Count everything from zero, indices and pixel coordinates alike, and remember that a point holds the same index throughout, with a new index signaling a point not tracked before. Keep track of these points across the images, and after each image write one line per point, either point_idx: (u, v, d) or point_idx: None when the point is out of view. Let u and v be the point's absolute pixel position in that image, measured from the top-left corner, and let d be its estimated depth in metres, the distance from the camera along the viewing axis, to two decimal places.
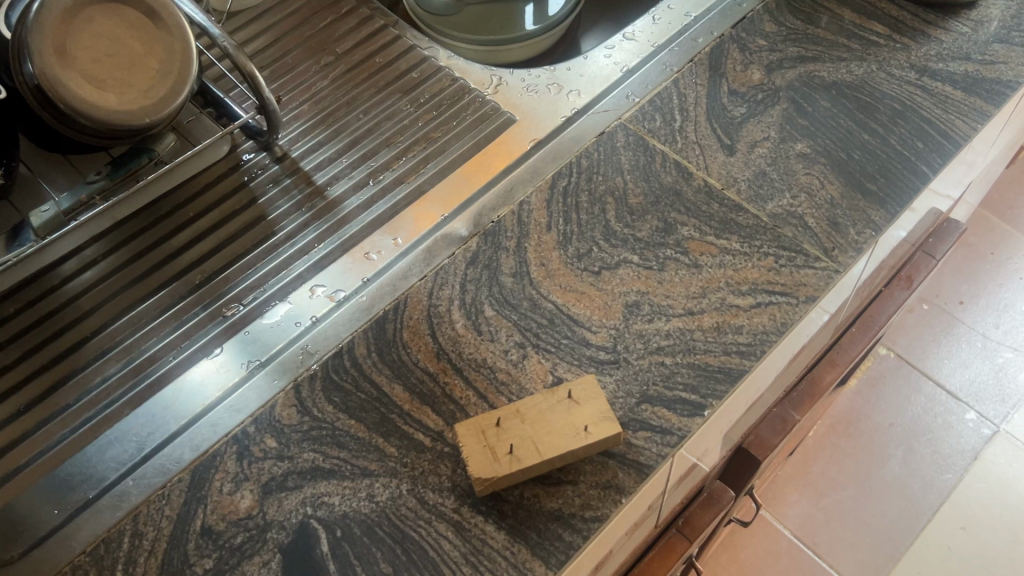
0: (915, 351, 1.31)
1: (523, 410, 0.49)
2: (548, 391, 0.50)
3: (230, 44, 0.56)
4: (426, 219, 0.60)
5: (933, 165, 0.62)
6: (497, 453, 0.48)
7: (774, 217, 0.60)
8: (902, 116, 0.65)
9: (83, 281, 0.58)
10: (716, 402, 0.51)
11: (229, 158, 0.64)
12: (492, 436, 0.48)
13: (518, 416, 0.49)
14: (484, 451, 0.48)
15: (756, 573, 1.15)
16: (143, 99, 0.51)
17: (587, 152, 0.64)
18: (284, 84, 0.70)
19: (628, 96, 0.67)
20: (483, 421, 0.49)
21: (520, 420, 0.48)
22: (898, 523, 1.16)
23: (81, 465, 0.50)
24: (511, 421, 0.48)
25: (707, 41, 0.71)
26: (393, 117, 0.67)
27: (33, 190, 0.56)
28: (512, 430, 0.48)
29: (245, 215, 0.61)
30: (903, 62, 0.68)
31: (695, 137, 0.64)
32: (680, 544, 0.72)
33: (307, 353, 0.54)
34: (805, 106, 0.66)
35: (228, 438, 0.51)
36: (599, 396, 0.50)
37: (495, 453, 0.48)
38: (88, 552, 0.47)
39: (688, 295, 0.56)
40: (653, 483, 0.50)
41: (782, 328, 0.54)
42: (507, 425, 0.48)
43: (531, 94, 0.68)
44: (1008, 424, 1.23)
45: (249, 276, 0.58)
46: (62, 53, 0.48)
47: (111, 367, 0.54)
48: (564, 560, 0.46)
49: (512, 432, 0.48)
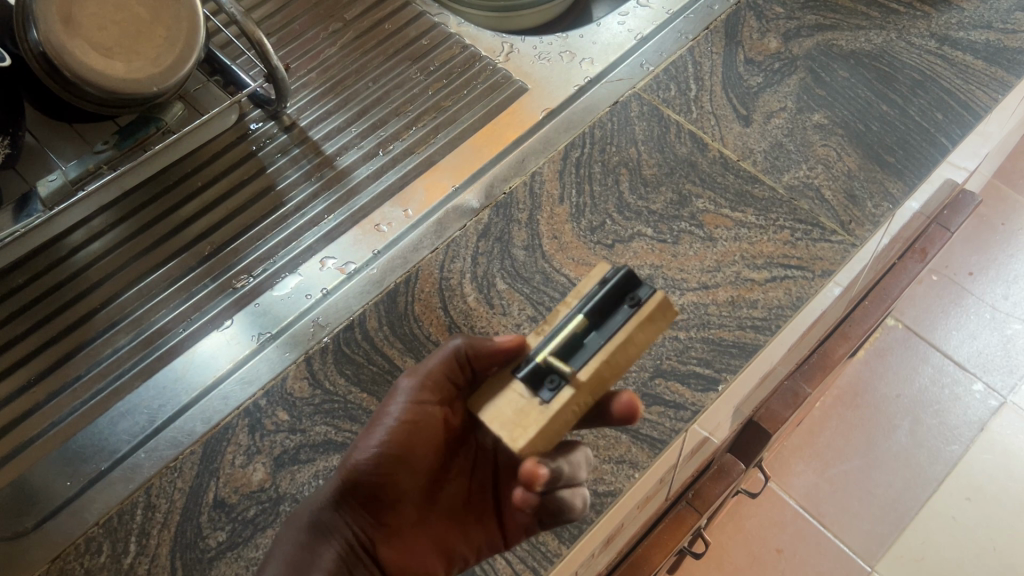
0: (923, 321, 1.31)
1: (615, 338, 0.37)
2: (633, 319, 0.37)
3: (238, 11, 0.55)
4: (437, 190, 0.60)
5: (952, 137, 0.61)
6: (536, 380, 0.38)
7: (789, 189, 0.59)
8: (922, 86, 0.63)
9: (91, 251, 0.56)
10: (730, 376, 0.51)
11: (236, 127, 0.62)
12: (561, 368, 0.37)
13: (603, 340, 0.37)
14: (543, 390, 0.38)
15: (761, 544, 1.16)
16: (151, 67, 0.50)
17: (600, 122, 0.63)
18: (292, 52, 0.67)
19: (642, 64, 0.66)
20: (589, 389, 0.37)
21: (597, 344, 0.37)
22: (902, 493, 1.16)
23: (93, 437, 0.50)
24: (592, 354, 0.37)
25: (723, 9, 0.69)
26: (404, 85, 0.65)
27: (40, 159, 0.55)
28: (571, 353, 0.38)
29: (253, 185, 0.60)
30: (923, 31, 0.67)
31: (710, 108, 0.63)
32: (690, 516, 0.74)
33: (318, 326, 0.54)
34: (822, 76, 0.65)
35: (239, 411, 0.51)
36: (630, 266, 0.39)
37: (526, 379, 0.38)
38: (101, 524, 0.47)
39: (702, 269, 0.55)
40: (666, 459, 0.50)
41: (797, 303, 0.54)
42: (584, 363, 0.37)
43: (544, 62, 0.66)
44: (1016, 395, 1.23)
45: (258, 248, 0.57)
46: (68, 19, 0.47)
47: (121, 340, 0.53)
48: (576, 534, 0.47)
49: (576, 357, 0.38)
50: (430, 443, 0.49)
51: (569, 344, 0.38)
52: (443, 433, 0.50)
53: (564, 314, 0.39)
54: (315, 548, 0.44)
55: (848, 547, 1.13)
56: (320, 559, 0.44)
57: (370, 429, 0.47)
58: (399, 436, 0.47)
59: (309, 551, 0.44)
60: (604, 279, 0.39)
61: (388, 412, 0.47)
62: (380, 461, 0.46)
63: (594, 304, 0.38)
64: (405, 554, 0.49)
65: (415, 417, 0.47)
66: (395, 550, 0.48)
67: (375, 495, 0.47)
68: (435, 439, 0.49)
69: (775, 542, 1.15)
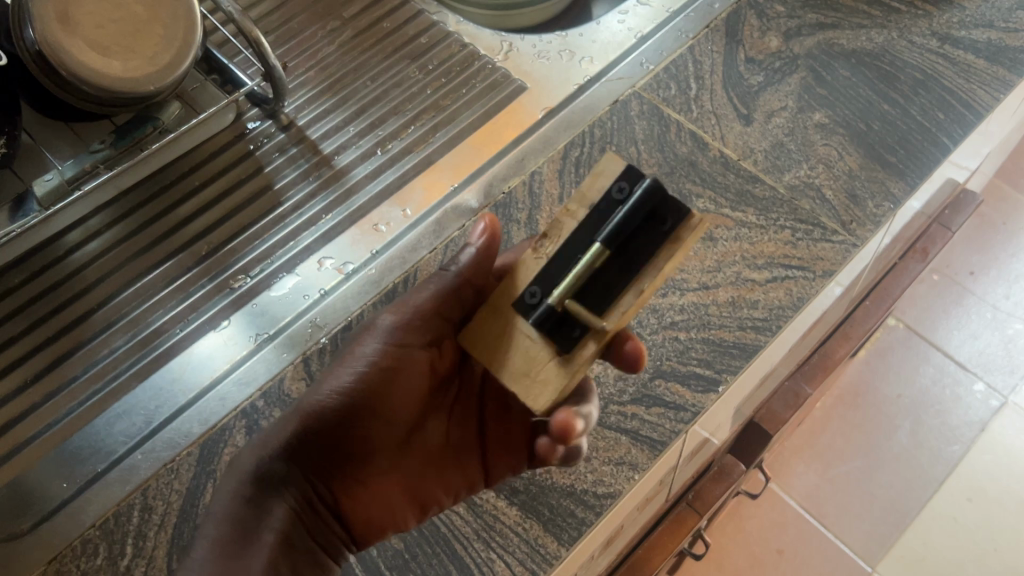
0: (925, 320, 1.30)
1: (647, 272, 0.37)
2: (666, 248, 0.37)
3: (236, 10, 0.55)
4: (436, 189, 0.60)
5: (954, 137, 0.61)
6: (558, 322, 0.38)
7: (790, 189, 0.59)
8: (923, 85, 0.63)
9: (86, 252, 0.56)
10: (730, 377, 0.51)
11: (233, 126, 0.61)
12: (593, 315, 0.37)
13: (632, 275, 0.37)
14: (568, 332, 0.38)
15: (762, 545, 1.15)
16: (148, 66, 0.50)
17: (600, 122, 0.62)
18: (289, 50, 0.67)
19: (642, 63, 0.65)
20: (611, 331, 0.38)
21: (625, 279, 0.37)
22: (903, 494, 1.16)
23: (89, 438, 0.50)
24: (621, 293, 0.37)
25: (724, 7, 0.69)
26: (402, 84, 0.65)
27: (36, 158, 0.55)
28: (595, 291, 0.38)
29: (250, 185, 0.59)
30: (925, 30, 0.66)
31: (711, 107, 0.63)
32: (690, 517, 0.74)
33: (316, 326, 0.54)
34: (824, 75, 0.64)
35: (237, 412, 0.51)
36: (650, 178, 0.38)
37: (548, 322, 0.38)
38: (98, 525, 0.47)
39: (703, 268, 0.55)
40: (666, 460, 0.50)
41: (798, 303, 0.54)
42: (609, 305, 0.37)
43: (543, 60, 0.66)
44: (1017, 395, 1.22)
45: (256, 247, 0.57)
46: (64, 18, 0.47)
47: (118, 340, 0.53)
48: (576, 536, 0.47)
49: (599, 295, 0.38)
50: (409, 387, 0.49)
51: (593, 280, 0.38)
52: (425, 377, 0.50)
53: (578, 237, 0.39)
54: (264, 505, 0.44)
55: (850, 547, 1.13)
56: (272, 515, 0.44)
57: (337, 371, 0.47)
58: (374, 379, 0.47)
59: (259, 509, 0.44)
60: (619, 198, 0.38)
61: (362, 353, 0.47)
62: (348, 404, 0.46)
63: (619, 232, 0.37)
64: (365, 500, 0.48)
65: (392, 358, 0.48)
66: (352, 496, 0.48)
67: (340, 440, 0.47)
68: (417, 384, 0.50)
69: (775, 543, 1.15)
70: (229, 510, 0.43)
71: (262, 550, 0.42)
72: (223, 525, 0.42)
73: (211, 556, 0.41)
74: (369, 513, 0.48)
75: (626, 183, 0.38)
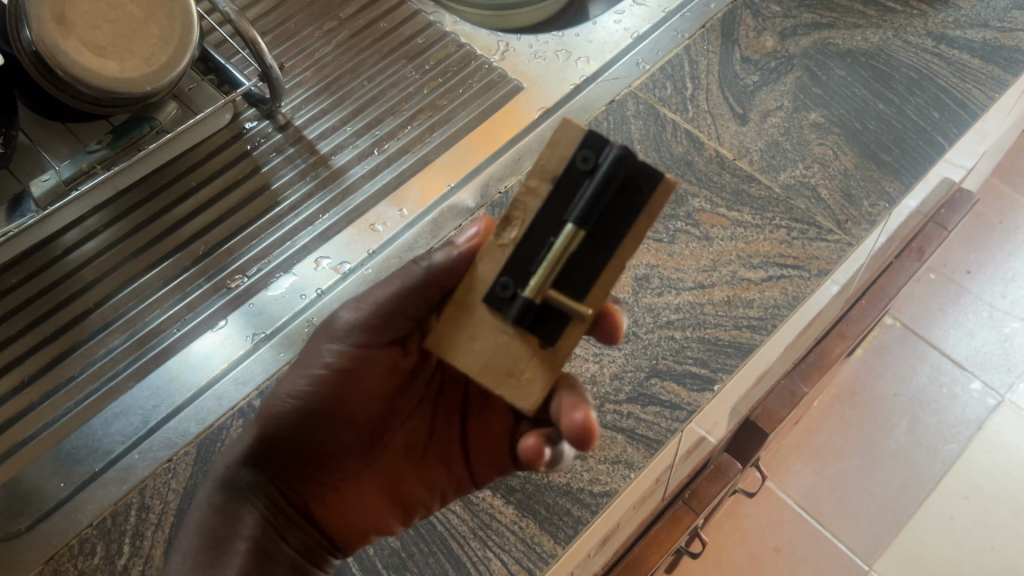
0: (922, 319, 1.30)
1: (621, 250, 0.38)
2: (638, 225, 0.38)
3: (233, 10, 0.55)
4: (432, 189, 0.60)
5: (949, 136, 0.61)
6: (533, 314, 0.38)
7: (786, 188, 0.59)
8: (918, 85, 0.63)
9: (84, 251, 0.56)
10: (726, 376, 0.51)
11: (231, 126, 0.61)
12: (574, 302, 0.38)
13: (608, 253, 0.38)
14: (548, 321, 0.38)
15: (759, 544, 1.16)
16: (144, 67, 0.50)
17: (596, 121, 0.62)
18: (287, 50, 0.67)
19: (638, 63, 0.66)
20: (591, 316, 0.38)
21: (603, 257, 0.38)
22: (899, 492, 1.16)
23: (87, 438, 0.50)
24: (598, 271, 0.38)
25: (720, 7, 0.69)
26: (398, 84, 0.65)
27: (33, 158, 0.55)
28: (572, 273, 0.38)
29: (248, 184, 0.59)
30: (920, 29, 0.67)
31: (707, 107, 0.63)
32: (687, 515, 0.74)
33: (313, 326, 0.54)
34: (819, 74, 0.64)
35: (234, 411, 0.51)
36: (616, 149, 0.37)
37: (527, 316, 0.38)
38: (95, 524, 0.47)
39: (699, 267, 0.55)
40: (661, 458, 0.51)
41: (793, 302, 0.54)
42: (589, 288, 0.38)
43: (540, 60, 0.66)
44: (1014, 394, 1.23)
45: (253, 248, 0.57)
46: (61, 19, 0.47)
47: (114, 340, 0.53)
48: (572, 535, 0.47)
49: (576, 277, 0.38)
50: (370, 388, 0.48)
51: (570, 262, 0.38)
52: (388, 375, 0.49)
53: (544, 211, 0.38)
54: (233, 512, 0.45)
55: (847, 546, 1.13)
56: (241, 522, 0.45)
57: (293, 378, 0.47)
58: (326, 384, 0.47)
59: (228, 516, 0.45)
60: (584, 169, 0.38)
61: (314, 359, 0.47)
62: (303, 410, 0.46)
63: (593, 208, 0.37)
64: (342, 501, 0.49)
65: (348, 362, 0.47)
66: (328, 497, 0.49)
67: (304, 445, 0.47)
68: (380, 384, 0.49)
69: (773, 542, 1.15)
70: (201, 520, 0.44)
71: (235, 558, 0.43)
72: (195, 536, 0.44)
73: (181, 572, 0.42)
74: (347, 514, 0.49)
75: (589, 151, 0.38)
